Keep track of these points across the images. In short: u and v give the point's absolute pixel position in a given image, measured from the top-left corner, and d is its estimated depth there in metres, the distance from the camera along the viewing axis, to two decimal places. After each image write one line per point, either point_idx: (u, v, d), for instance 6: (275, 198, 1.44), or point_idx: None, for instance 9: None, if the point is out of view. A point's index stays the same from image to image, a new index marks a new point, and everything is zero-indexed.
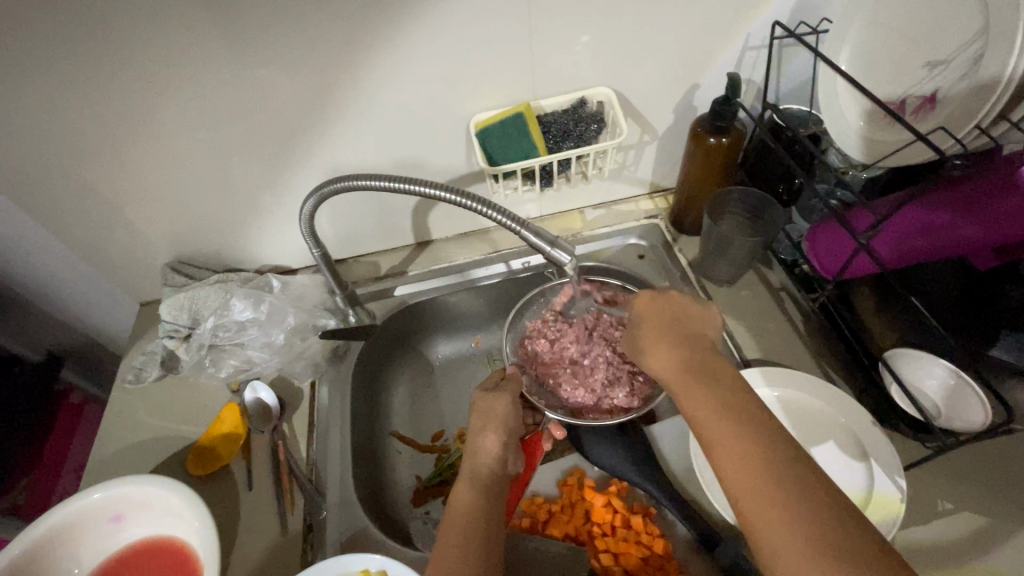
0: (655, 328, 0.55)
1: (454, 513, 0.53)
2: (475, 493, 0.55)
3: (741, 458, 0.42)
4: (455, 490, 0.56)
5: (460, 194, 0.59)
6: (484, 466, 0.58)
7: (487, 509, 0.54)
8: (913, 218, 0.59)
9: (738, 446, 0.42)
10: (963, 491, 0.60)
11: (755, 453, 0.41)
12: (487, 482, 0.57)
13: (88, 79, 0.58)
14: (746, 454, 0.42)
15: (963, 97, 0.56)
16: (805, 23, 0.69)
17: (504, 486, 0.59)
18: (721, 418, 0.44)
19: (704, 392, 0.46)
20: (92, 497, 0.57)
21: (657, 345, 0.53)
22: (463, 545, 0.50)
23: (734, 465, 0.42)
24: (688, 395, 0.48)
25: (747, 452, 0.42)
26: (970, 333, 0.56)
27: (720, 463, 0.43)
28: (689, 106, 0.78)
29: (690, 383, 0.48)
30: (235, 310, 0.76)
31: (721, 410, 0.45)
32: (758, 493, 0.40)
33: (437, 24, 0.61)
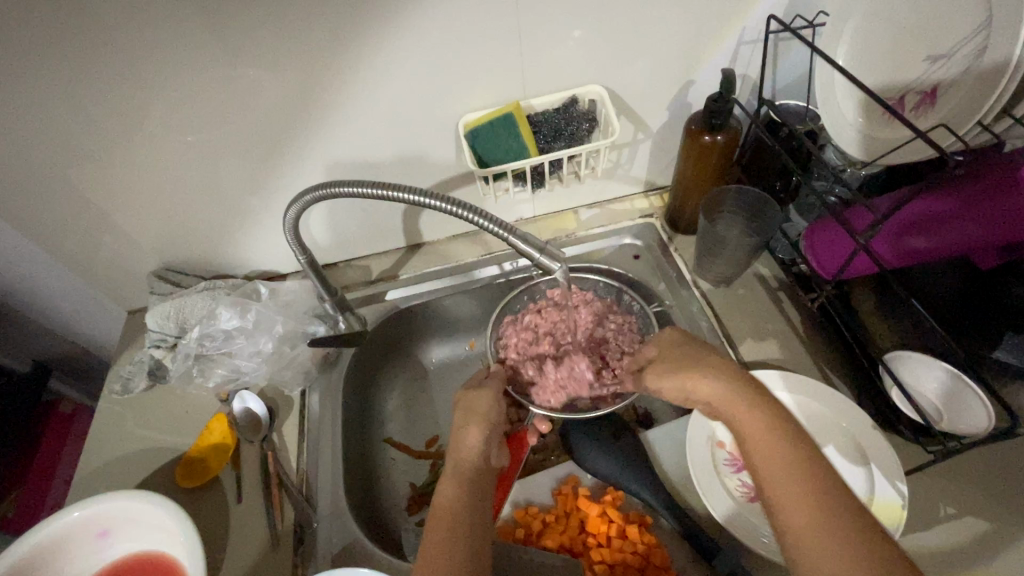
0: (692, 356, 0.57)
1: (438, 512, 0.52)
2: (458, 492, 0.53)
3: (789, 480, 0.44)
4: (439, 484, 0.55)
5: (445, 199, 0.57)
6: (467, 461, 0.57)
7: (473, 509, 0.52)
8: (914, 213, 0.58)
9: (792, 474, 0.44)
10: (965, 495, 0.59)
11: (790, 459, 0.45)
12: (471, 480, 0.55)
13: (65, 84, 0.56)
14: (796, 475, 0.44)
15: (966, 88, 0.54)
16: (800, 17, 0.67)
17: (489, 480, 0.57)
18: (758, 427, 0.48)
19: (750, 409, 0.49)
20: (73, 515, 0.56)
21: (700, 371, 0.54)
22: (450, 544, 0.48)
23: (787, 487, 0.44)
24: (744, 423, 0.49)
25: (791, 461, 0.45)
26: (970, 337, 0.55)
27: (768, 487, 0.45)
28: (683, 102, 0.76)
29: (740, 409, 0.50)
30: (222, 319, 0.74)
31: (765, 423, 0.48)
32: (813, 523, 0.41)
33: (421, 23, 0.59)
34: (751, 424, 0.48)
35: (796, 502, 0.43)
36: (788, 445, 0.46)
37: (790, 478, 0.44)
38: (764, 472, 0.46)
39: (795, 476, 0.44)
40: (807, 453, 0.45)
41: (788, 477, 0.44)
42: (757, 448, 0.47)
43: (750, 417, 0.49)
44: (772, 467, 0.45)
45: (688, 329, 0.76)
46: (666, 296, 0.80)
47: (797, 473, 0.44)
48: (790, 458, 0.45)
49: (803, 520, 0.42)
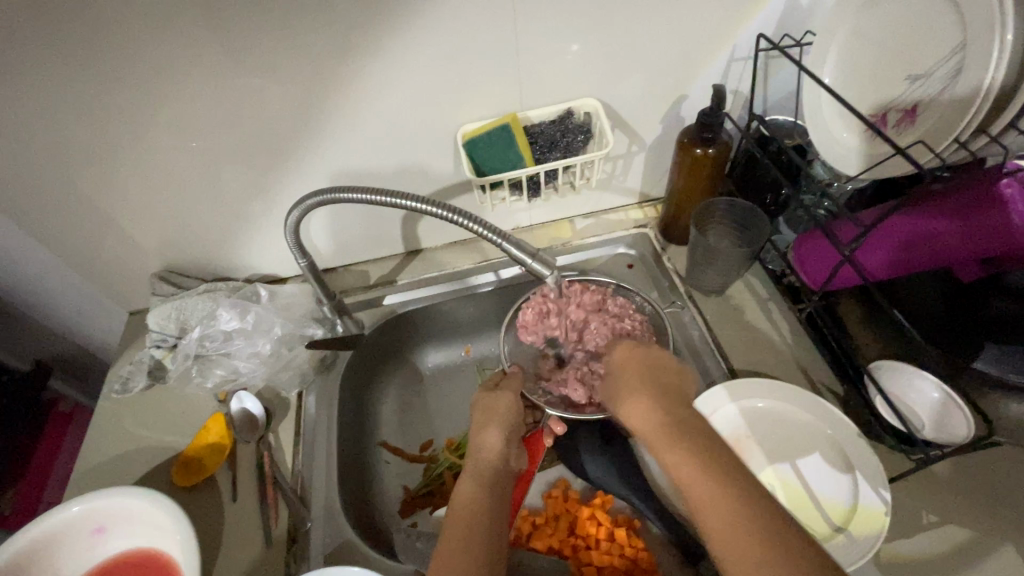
0: (632, 384, 0.57)
1: (456, 509, 0.54)
2: (478, 490, 0.55)
3: (716, 508, 0.41)
4: (458, 483, 0.57)
5: (442, 206, 0.59)
6: (486, 462, 0.59)
7: (493, 507, 0.54)
8: (901, 227, 0.59)
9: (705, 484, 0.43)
10: (948, 504, 0.60)
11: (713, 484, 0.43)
12: (491, 479, 0.57)
13: (75, 90, 0.58)
14: (723, 504, 0.41)
15: (942, 106, 0.56)
16: (789, 36, 0.70)
17: (506, 481, 0.59)
18: (678, 453, 0.46)
19: (672, 434, 0.48)
20: (72, 509, 0.57)
21: (634, 400, 0.54)
22: (468, 538, 0.50)
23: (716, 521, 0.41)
24: (665, 451, 0.48)
25: (715, 489, 0.42)
26: (953, 347, 0.56)
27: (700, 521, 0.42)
28: (676, 117, 0.78)
29: (663, 439, 0.49)
30: (222, 320, 0.76)
31: (686, 449, 0.46)
32: (725, 530, 0.40)
33: (421, 36, 0.62)
34: (669, 449, 0.48)
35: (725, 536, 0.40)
36: (693, 455, 0.45)
37: (716, 506, 0.41)
38: (695, 504, 0.43)
39: (720, 503, 0.41)
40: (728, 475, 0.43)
41: (700, 492, 0.43)
42: (679, 474, 0.45)
43: (674, 447, 0.47)
44: (699, 497, 0.43)
45: (680, 337, 0.77)
46: (658, 305, 0.82)
47: (712, 484, 0.43)
48: (713, 484, 0.43)
49: (718, 525, 0.40)
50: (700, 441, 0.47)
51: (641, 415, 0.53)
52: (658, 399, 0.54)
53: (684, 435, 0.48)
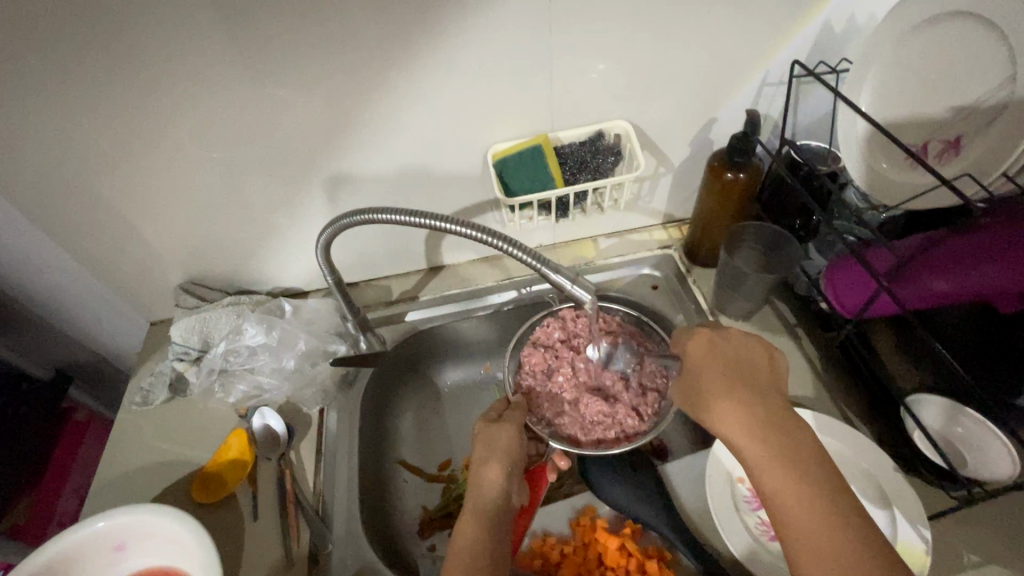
0: (716, 375, 0.55)
1: (456, 551, 0.54)
2: (477, 529, 0.55)
3: (813, 522, 0.44)
4: (459, 521, 0.57)
5: (474, 227, 0.58)
6: (486, 498, 0.59)
7: (490, 548, 0.54)
8: (939, 256, 0.57)
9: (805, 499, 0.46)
10: (988, 542, 0.58)
11: (815, 498, 0.45)
12: (489, 518, 0.57)
13: (114, 103, 0.59)
14: (823, 519, 0.44)
15: (994, 140, 0.55)
16: (824, 62, 0.70)
17: (508, 518, 0.59)
18: (776, 463, 0.47)
19: (770, 440, 0.49)
20: (97, 524, 0.56)
21: (721, 394, 0.53)
22: None
23: (810, 532, 0.44)
24: (757, 457, 0.49)
25: (815, 503, 0.45)
26: (990, 379, 0.57)
27: (791, 528, 0.45)
28: (705, 139, 0.78)
29: (763, 442, 0.49)
30: (247, 335, 0.76)
31: (780, 456, 0.48)
32: (827, 544, 0.43)
33: (457, 56, 0.62)
34: (766, 458, 0.48)
35: (822, 550, 0.43)
36: (798, 469, 0.47)
37: (817, 520, 0.44)
38: (789, 513, 0.45)
39: (817, 514, 0.45)
40: (828, 491, 0.46)
41: (818, 531, 0.44)
42: (774, 482, 0.47)
43: (768, 452, 0.48)
44: (798, 509, 0.45)
45: None
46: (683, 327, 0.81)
47: (805, 492, 0.46)
48: (812, 497, 0.45)
49: (814, 534, 0.44)
50: (790, 447, 0.48)
51: (731, 409, 0.52)
52: (744, 393, 0.53)
53: (776, 440, 0.49)
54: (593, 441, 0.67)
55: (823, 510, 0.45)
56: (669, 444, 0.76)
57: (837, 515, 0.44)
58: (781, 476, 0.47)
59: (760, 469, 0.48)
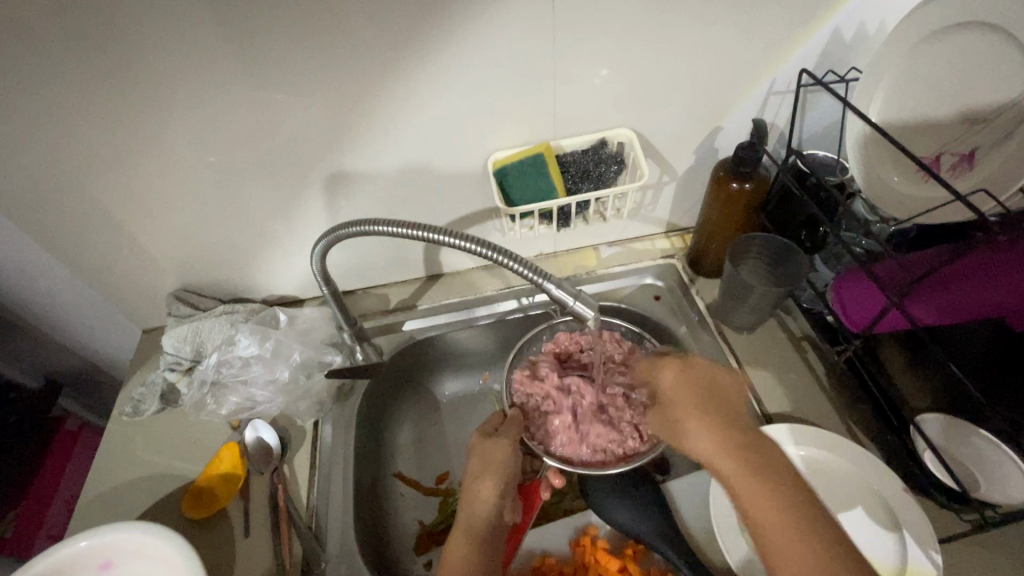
0: (690, 402, 0.55)
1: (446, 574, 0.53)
2: (468, 551, 0.54)
3: (798, 554, 0.42)
4: (451, 540, 0.56)
5: (473, 240, 0.57)
6: (479, 518, 0.57)
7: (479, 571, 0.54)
8: (952, 275, 0.56)
9: (777, 510, 0.44)
10: (1000, 566, 0.57)
11: (796, 528, 0.43)
12: (480, 539, 0.56)
13: (104, 108, 0.57)
14: (803, 547, 0.42)
15: (1011, 154, 0.54)
16: (832, 72, 0.69)
17: (499, 538, 0.58)
18: (754, 490, 0.46)
19: (748, 468, 0.47)
20: (80, 544, 0.54)
21: (694, 422, 0.53)
22: None
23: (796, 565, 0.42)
24: (739, 484, 0.47)
25: (792, 529, 0.43)
26: (1003, 398, 0.55)
27: (775, 559, 0.43)
28: (710, 148, 0.76)
29: (739, 469, 0.48)
30: (240, 346, 0.74)
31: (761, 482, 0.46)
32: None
33: (458, 63, 0.61)
34: (745, 485, 0.47)
35: None
36: (777, 495, 0.45)
37: (800, 550, 0.42)
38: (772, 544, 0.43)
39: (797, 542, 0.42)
40: (811, 519, 0.43)
41: (804, 562, 0.42)
42: (756, 509, 0.45)
43: (747, 480, 0.47)
44: (780, 538, 0.43)
45: None
46: (687, 339, 0.79)
47: (785, 521, 0.44)
48: (793, 526, 0.43)
49: (796, 566, 0.42)
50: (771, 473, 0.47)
51: (707, 437, 0.51)
52: (719, 419, 0.52)
53: (759, 468, 0.47)
54: (591, 460, 0.65)
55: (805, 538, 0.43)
56: (671, 459, 0.75)
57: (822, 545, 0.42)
58: (759, 501, 0.45)
59: (743, 497, 0.47)
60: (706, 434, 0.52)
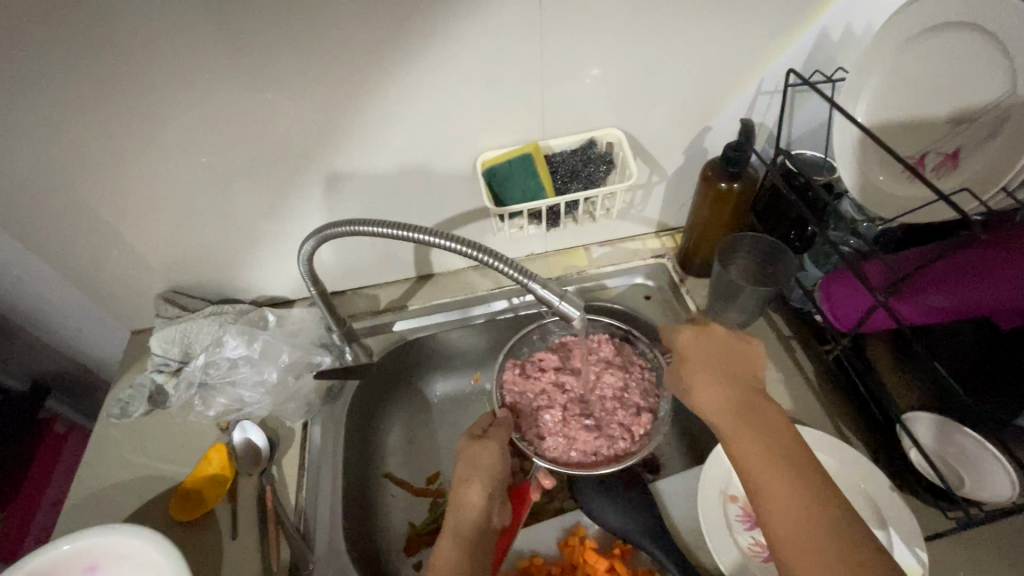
0: (700, 364, 0.55)
1: None
2: (457, 553, 0.54)
3: (788, 505, 0.43)
4: (439, 543, 0.55)
5: (459, 240, 0.57)
6: (468, 520, 0.57)
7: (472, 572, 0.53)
8: (936, 272, 0.56)
9: (773, 467, 0.45)
10: (986, 563, 0.57)
11: (790, 482, 0.44)
12: (470, 541, 0.55)
13: (86, 109, 0.57)
14: (795, 501, 0.43)
15: (991, 155, 0.54)
16: (819, 72, 0.69)
17: (487, 540, 0.58)
18: (754, 443, 0.47)
19: (750, 426, 0.48)
20: (62, 547, 0.54)
21: (701, 381, 0.54)
22: None
23: (784, 513, 0.43)
24: (738, 441, 0.48)
25: (787, 483, 0.44)
26: (987, 398, 0.55)
27: (765, 509, 0.44)
28: (699, 148, 0.76)
29: (741, 425, 0.49)
30: (227, 346, 0.74)
31: (763, 439, 0.47)
32: (798, 528, 0.42)
33: (446, 64, 0.61)
34: (745, 439, 0.48)
35: (794, 533, 0.42)
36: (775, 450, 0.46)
37: (791, 502, 0.43)
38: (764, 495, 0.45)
39: (788, 494, 0.43)
40: (808, 477, 0.44)
41: (791, 513, 0.43)
42: (750, 462, 0.46)
43: (750, 436, 0.48)
44: (772, 488, 0.44)
45: None
46: None
47: (780, 476, 0.45)
48: (787, 479, 0.44)
49: (784, 516, 0.43)
50: (774, 433, 0.48)
51: (712, 395, 0.52)
52: (726, 381, 0.53)
53: (760, 427, 0.48)
54: (579, 455, 0.65)
55: (797, 493, 0.44)
56: (661, 459, 0.75)
57: (813, 501, 0.43)
58: (757, 455, 0.46)
59: (740, 451, 0.48)
60: (711, 393, 0.52)
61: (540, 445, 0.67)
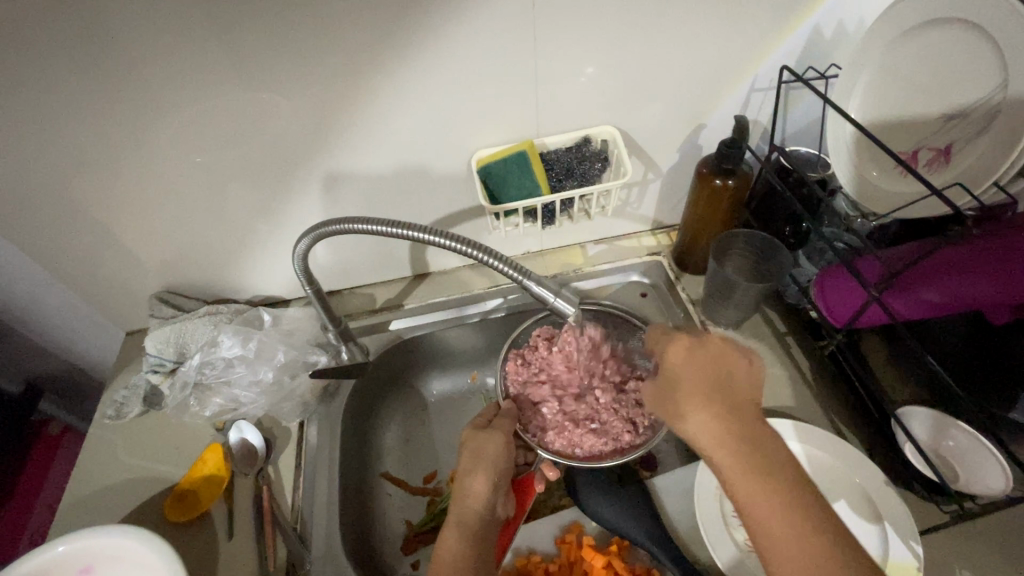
0: (693, 386, 0.51)
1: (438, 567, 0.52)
2: (461, 543, 0.54)
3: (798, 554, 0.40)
4: (442, 535, 0.55)
5: (454, 237, 0.57)
6: (472, 511, 0.57)
7: (474, 562, 0.53)
8: (930, 266, 0.56)
9: (780, 512, 0.42)
10: (981, 556, 0.58)
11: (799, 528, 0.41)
12: (473, 531, 0.55)
13: (77, 109, 0.56)
14: (808, 552, 0.40)
15: (982, 150, 0.55)
16: (813, 68, 0.69)
17: (491, 531, 0.58)
18: (757, 483, 0.43)
19: (752, 464, 0.44)
20: (57, 549, 0.53)
21: (696, 408, 0.49)
22: None
23: (796, 564, 0.40)
24: (739, 481, 0.44)
25: (795, 528, 0.41)
26: (980, 392, 0.55)
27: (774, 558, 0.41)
28: (694, 145, 0.77)
29: (741, 462, 0.45)
30: (223, 346, 0.73)
31: (767, 480, 0.43)
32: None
33: (440, 62, 0.60)
34: (747, 479, 0.44)
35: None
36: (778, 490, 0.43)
37: (803, 552, 0.40)
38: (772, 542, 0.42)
39: (799, 543, 0.41)
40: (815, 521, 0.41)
41: (804, 565, 0.40)
42: (755, 505, 0.43)
43: (752, 476, 0.44)
44: (782, 539, 0.41)
45: None
46: None
47: (789, 523, 0.41)
48: (795, 525, 0.41)
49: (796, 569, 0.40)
50: (778, 469, 0.44)
51: (709, 425, 0.48)
52: (723, 408, 0.49)
53: (763, 463, 0.44)
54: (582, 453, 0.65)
55: (809, 541, 0.41)
56: (657, 456, 0.75)
57: (827, 549, 0.40)
58: (762, 499, 0.43)
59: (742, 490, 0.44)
60: (708, 422, 0.48)
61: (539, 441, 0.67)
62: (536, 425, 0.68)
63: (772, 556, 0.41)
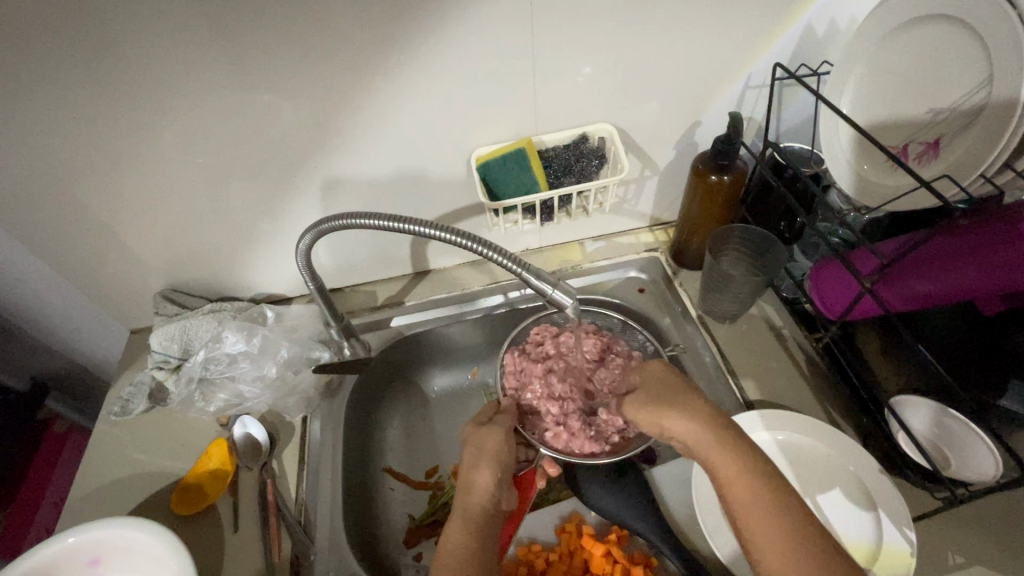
0: (663, 395, 0.59)
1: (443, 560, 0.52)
2: (465, 534, 0.54)
3: (762, 517, 0.46)
4: (446, 529, 0.56)
5: (453, 231, 0.58)
6: (475, 504, 0.58)
7: (478, 554, 0.53)
8: (921, 257, 0.57)
9: (745, 485, 0.48)
10: (973, 543, 0.59)
11: (761, 497, 0.47)
12: (477, 524, 0.56)
13: (83, 109, 0.57)
14: (772, 515, 0.46)
15: (969, 142, 0.56)
16: (805, 65, 0.70)
17: (495, 524, 0.58)
18: (726, 463, 0.50)
19: (722, 447, 0.51)
20: (67, 540, 0.54)
21: (670, 409, 0.57)
22: None
23: (762, 530, 0.46)
24: (716, 462, 0.51)
25: (759, 497, 0.47)
26: (974, 381, 0.57)
27: (746, 526, 0.47)
28: (690, 142, 0.78)
29: (713, 449, 0.52)
30: (227, 342, 0.74)
31: (735, 459, 0.50)
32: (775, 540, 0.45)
33: (439, 62, 0.61)
34: (718, 458, 0.51)
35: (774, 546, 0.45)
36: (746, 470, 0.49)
37: (768, 519, 0.46)
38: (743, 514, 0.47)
39: (763, 509, 0.47)
40: (778, 491, 0.47)
41: (769, 527, 0.46)
42: (727, 483, 0.49)
43: (726, 457, 0.50)
44: (749, 508, 0.47)
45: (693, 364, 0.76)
46: (670, 330, 0.81)
47: (753, 493, 0.48)
48: (758, 492, 0.48)
49: (762, 530, 0.46)
50: (744, 453, 0.51)
51: (684, 423, 0.55)
52: (692, 408, 0.56)
53: (730, 448, 0.51)
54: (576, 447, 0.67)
55: (770, 508, 0.46)
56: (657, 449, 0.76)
57: (786, 509, 0.46)
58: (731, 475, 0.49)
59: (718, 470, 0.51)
60: (681, 420, 0.55)
61: (538, 434, 0.68)
62: (537, 418, 0.69)
63: (744, 524, 0.47)
